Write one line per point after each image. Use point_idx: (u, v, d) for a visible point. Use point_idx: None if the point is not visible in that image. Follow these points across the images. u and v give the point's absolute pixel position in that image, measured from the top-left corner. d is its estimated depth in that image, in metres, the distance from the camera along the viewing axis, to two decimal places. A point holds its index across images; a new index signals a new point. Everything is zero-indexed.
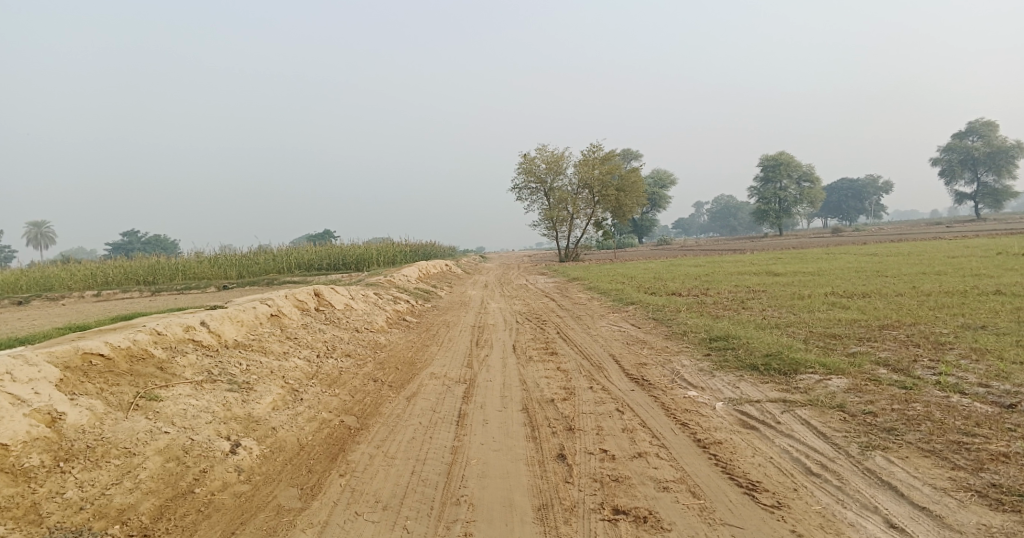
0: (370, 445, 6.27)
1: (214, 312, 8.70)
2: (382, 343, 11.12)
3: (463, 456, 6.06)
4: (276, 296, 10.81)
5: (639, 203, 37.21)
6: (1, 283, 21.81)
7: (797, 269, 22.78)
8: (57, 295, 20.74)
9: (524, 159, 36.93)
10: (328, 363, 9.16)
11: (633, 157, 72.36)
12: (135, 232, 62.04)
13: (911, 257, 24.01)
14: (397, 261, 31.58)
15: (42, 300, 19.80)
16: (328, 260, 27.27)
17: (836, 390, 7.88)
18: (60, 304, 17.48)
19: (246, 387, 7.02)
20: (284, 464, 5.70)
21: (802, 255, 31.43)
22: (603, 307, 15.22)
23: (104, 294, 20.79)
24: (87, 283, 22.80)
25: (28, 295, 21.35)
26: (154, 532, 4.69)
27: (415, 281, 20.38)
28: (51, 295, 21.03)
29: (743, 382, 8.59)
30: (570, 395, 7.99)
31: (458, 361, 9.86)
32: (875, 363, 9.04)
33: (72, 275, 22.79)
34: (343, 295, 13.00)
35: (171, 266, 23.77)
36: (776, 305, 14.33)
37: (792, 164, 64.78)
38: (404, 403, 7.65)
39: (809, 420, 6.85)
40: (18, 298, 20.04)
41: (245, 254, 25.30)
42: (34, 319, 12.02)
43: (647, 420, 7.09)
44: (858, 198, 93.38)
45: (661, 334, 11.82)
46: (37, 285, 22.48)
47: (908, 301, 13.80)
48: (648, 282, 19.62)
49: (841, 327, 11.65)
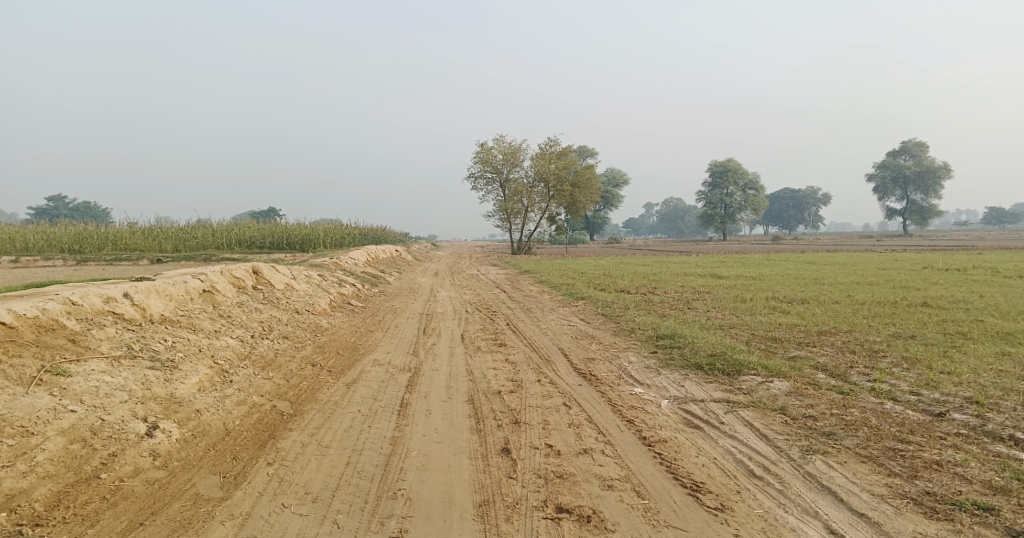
0: (303, 432, 5.92)
1: (140, 284, 8.14)
2: (323, 326, 10.70)
3: (403, 447, 5.78)
4: (211, 271, 10.25)
5: (592, 200, 37.22)
6: None
7: (741, 273, 23.18)
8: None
9: (481, 148, 36.51)
10: (263, 344, 8.72)
11: (588, 154, 72.92)
12: (63, 197, 58.91)
13: (846, 267, 24.77)
14: (344, 243, 30.85)
15: None
16: (272, 239, 26.35)
17: (777, 393, 7.93)
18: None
19: (170, 366, 6.55)
20: (206, 450, 5.30)
21: (744, 260, 32.09)
22: (552, 301, 15.10)
23: (25, 261, 19.51)
24: (7, 247, 21.37)
25: None
26: (48, 522, 4.25)
27: (363, 265, 19.86)
28: None
29: (688, 380, 8.57)
30: (516, 388, 7.79)
31: (402, 348, 9.56)
32: (815, 367, 9.18)
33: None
34: (284, 274, 12.48)
35: (101, 236, 22.50)
36: (720, 306, 14.51)
37: (740, 171, 66.07)
38: (343, 389, 7.31)
39: (751, 421, 6.85)
40: None
41: (183, 228, 24.19)
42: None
43: (593, 416, 6.95)
44: (799, 209, 96.40)
45: (609, 330, 11.76)
46: None
47: (845, 308, 14.17)
48: (597, 278, 19.62)
49: (782, 330, 11.84)
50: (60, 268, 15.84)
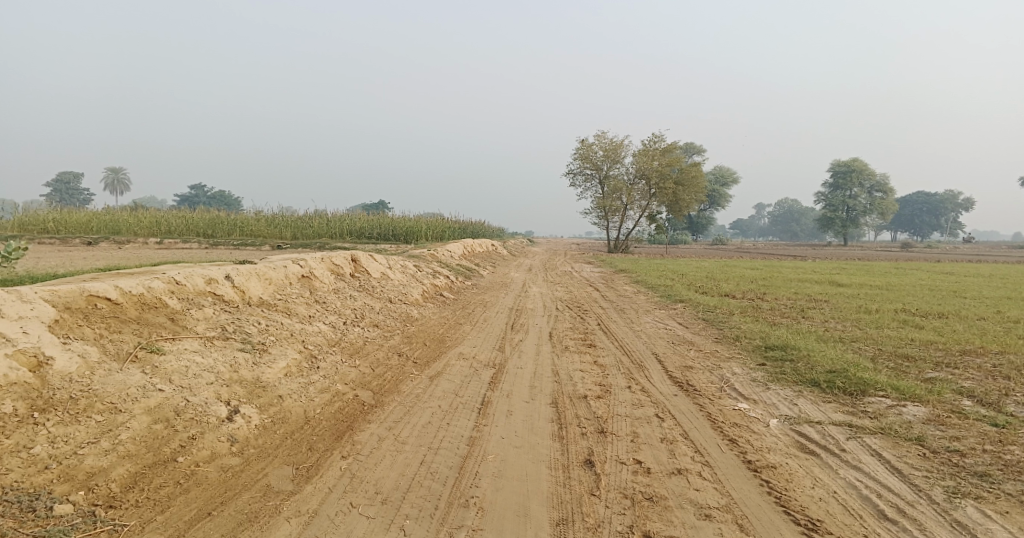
0: (381, 426, 5.71)
1: (241, 267, 8.28)
2: (414, 317, 10.61)
3: (481, 450, 5.45)
4: (311, 257, 10.38)
5: (698, 199, 35.63)
6: (73, 223, 22.36)
7: (864, 282, 21.25)
8: (121, 238, 21.08)
9: (581, 144, 35.99)
10: (354, 332, 8.68)
11: (695, 151, 70.32)
12: (201, 185, 63.95)
13: (991, 280, 22.14)
14: (446, 237, 31.25)
15: (106, 241, 20.16)
16: (379, 230, 27.03)
17: (912, 420, 6.96)
18: (116, 247, 17.64)
19: (260, 349, 6.56)
20: (283, 439, 5.19)
21: (869, 267, 29.53)
22: (649, 303, 14.36)
23: (164, 242, 21.03)
24: (151, 230, 23.14)
25: (95, 235, 21.80)
26: (121, 505, 4.24)
27: (460, 257, 19.84)
28: (116, 237, 21.39)
29: (802, 398, 7.72)
30: (605, 394, 7.27)
31: (490, 343, 9.26)
32: (957, 392, 8.03)
33: (138, 221, 23.09)
34: (381, 263, 12.52)
35: (229, 222, 23.92)
36: (840, 317, 13.25)
37: (865, 171, 61.31)
38: (427, 383, 7.09)
39: (880, 452, 6.04)
40: (84, 238, 20.42)
41: (300, 216, 25.25)
42: (78, 258, 11.92)
43: (689, 431, 6.32)
44: (932, 214, 88.61)
45: (711, 336, 10.96)
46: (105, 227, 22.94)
47: (991, 326, 12.53)
48: (700, 280, 18.56)
49: (914, 347, 10.55)
50: (189, 250, 16.86)
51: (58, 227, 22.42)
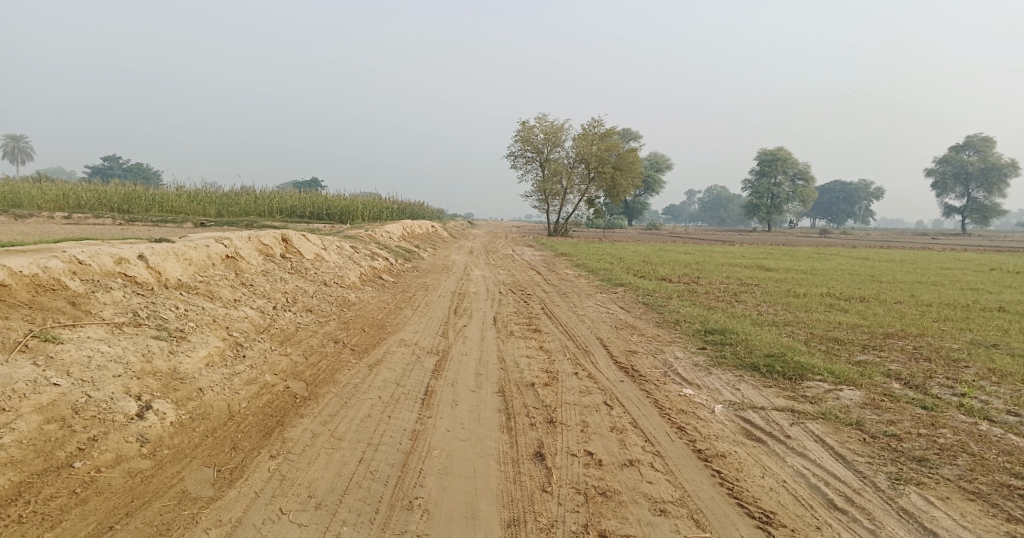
0: (315, 421, 5.27)
1: (157, 246, 7.58)
2: (351, 300, 10.10)
3: (424, 444, 5.11)
4: (236, 236, 9.68)
5: (634, 184, 35.97)
6: None
7: (791, 266, 21.93)
8: (25, 213, 19.39)
9: (522, 127, 35.66)
10: (284, 317, 8.12)
11: (631, 137, 71.17)
12: (118, 157, 60.31)
13: (904, 266, 23.23)
14: (382, 217, 30.42)
15: (9, 215, 18.50)
16: (313, 209, 26.02)
17: (850, 404, 7.02)
18: (19, 221, 16.18)
19: (177, 336, 5.96)
20: (204, 437, 4.70)
21: (794, 252, 30.58)
22: (590, 286, 14.26)
23: (74, 218, 19.49)
24: (59, 204, 21.42)
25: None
26: (1, 522, 3.72)
27: (398, 239, 19.25)
28: (19, 211, 19.66)
29: (744, 383, 7.70)
30: (552, 381, 7.03)
31: (431, 328, 8.88)
32: (887, 375, 8.21)
33: (44, 194, 21.33)
34: (314, 244, 11.88)
35: (148, 197, 22.43)
36: (772, 300, 13.50)
37: (790, 160, 63.60)
38: (364, 372, 6.66)
39: (823, 438, 6.03)
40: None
41: (228, 192, 23.96)
42: None
43: (638, 420, 6.16)
44: (849, 202, 93.00)
45: (651, 320, 10.91)
46: (6, 200, 21.06)
47: (910, 309, 13.03)
48: (638, 264, 18.66)
49: (843, 331, 10.80)
50: (104, 226, 15.65)
51: None
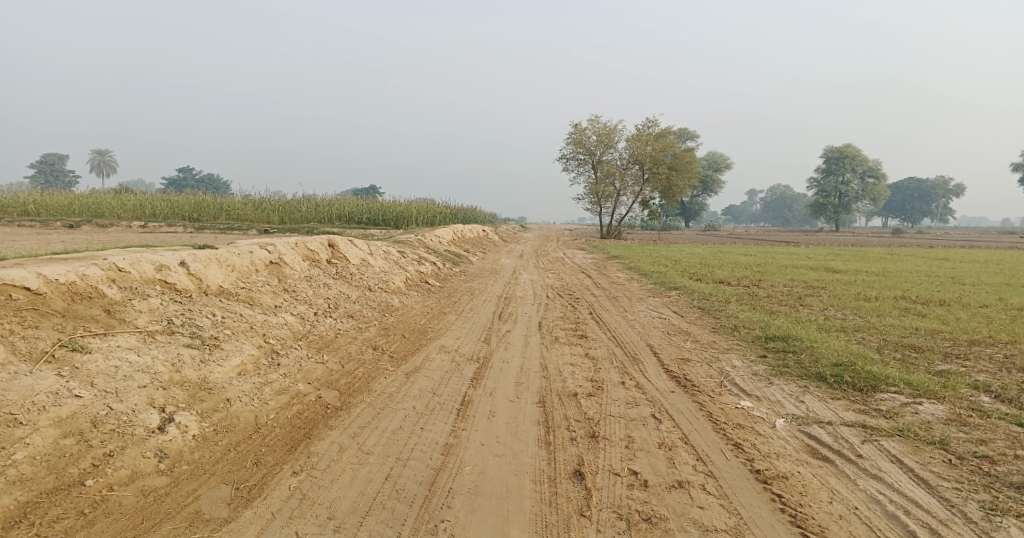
0: (344, 433, 5.07)
1: (200, 252, 7.54)
2: (395, 306, 9.93)
3: (456, 460, 4.85)
4: (281, 242, 9.63)
5: (692, 184, 34.95)
6: (53, 205, 21.28)
7: (859, 268, 20.74)
8: (102, 222, 20.18)
9: (575, 129, 35.18)
10: (325, 323, 7.98)
11: (689, 137, 69.60)
12: (189, 168, 63.02)
13: (987, 266, 21.66)
14: (438, 222, 30.51)
15: (87, 225, 19.27)
16: (369, 216, 26.23)
17: (931, 421, 6.35)
18: (92, 230, 16.80)
19: (211, 344, 5.86)
20: (225, 451, 4.61)
21: (863, 253, 29.08)
22: (644, 290, 13.71)
23: (146, 226, 20.17)
24: (134, 214, 22.24)
25: (76, 218, 20.82)
26: None
27: (449, 244, 19.11)
28: (97, 221, 20.50)
29: (809, 395, 7.10)
30: (597, 391, 6.62)
31: (475, 334, 8.59)
32: (972, 387, 7.45)
33: (120, 204, 22.15)
34: (361, 249, 11.79)
35: (215, 205, 23.04)
36: (839, 304, 12.67)
37: (858, 157, 60.85)
38: (401, 380, 6.42)
39: (900, 457, 5.45)
40: (63, 222, 19.50)
41: (289, 199, 24.41)
42: (41, 241, 11.10)
43: (690, 435, 5.70)
44: (924, 200, 88.41)
45: (707, 326, 10.34)
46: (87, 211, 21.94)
47: (996, 314, 11.99)
48: (695, 267, 17.96)
49: (920, 337, 9.97)
50: (171, 233, 16.11)
51: (38, 210, 21.41)
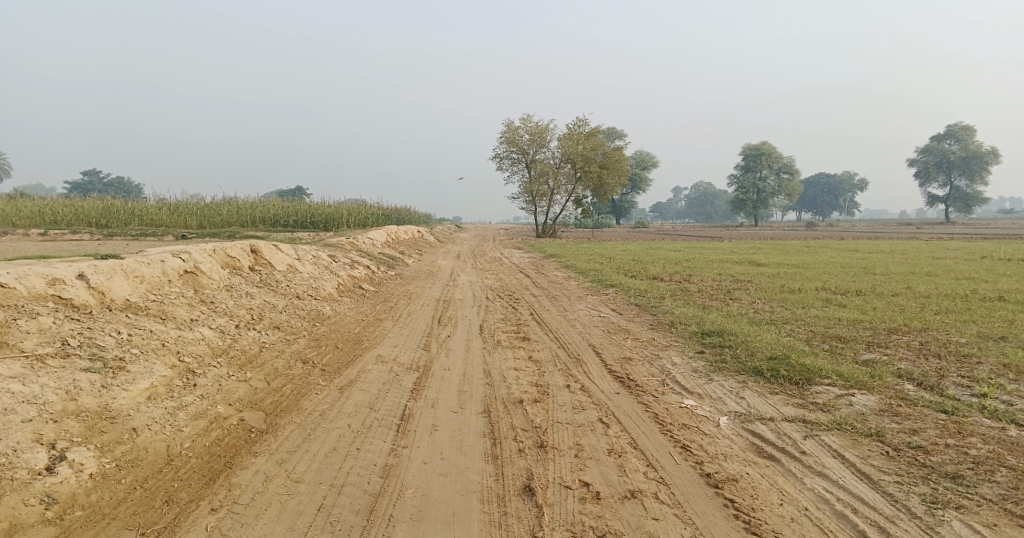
0: (270, 460, 4.66)
1: (102, 264, 6.88)
2: (325, 314, 9.41)
3: (396, 483, 4.53)
4: (197, 249, 8.96)
5: (621, 182, 35.40)
6: None
7: (782, 261, 21.40)
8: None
9: (506, 128, 35.04)
10: (248, 337, 7.42)
11: (616, 136, 70.78)
12: (98, 172, 59.36)
13: (895, 257, 22.81)
14: (368, 224, 29.72)
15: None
16: (296, 218, 25.25)
17: (866, 412, 6.42)
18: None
19: (114, 368, 5.32)
20: (130, 491, 4.22)
21: (783, 246, 30.16)
22: (580, 288, 13.62)
23: (50, 234, 18.66)
24: (36, 221, 20.53)
25: None
26: None
27: (382, 245, 18.54)
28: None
29: (747, 390, 7.09)
30: (542, 396, 6.38)
31: (412, 341, 8.20)
32: (897, 375, 7.63)
33: (19, 211, 20.39)
34: (288, 255, 11.18)
35: (128, 211, 21.60)
36: (767, 297, 12.93)
37: (774, 155, 63.40)
38: (334, 396, 5.99)
39: (843, 452, 5.45)
40: None
41: (209, 204, 23.18)
42: None
43: (638, 439, 5.53)
44: (834, 194, 93.10)
45: (645, 323, 10.31)
46: None
47: (910, 302, 12.48)
48: (628, 263, 18.08)
49: (845, 328, 10.24)
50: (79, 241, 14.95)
51: None
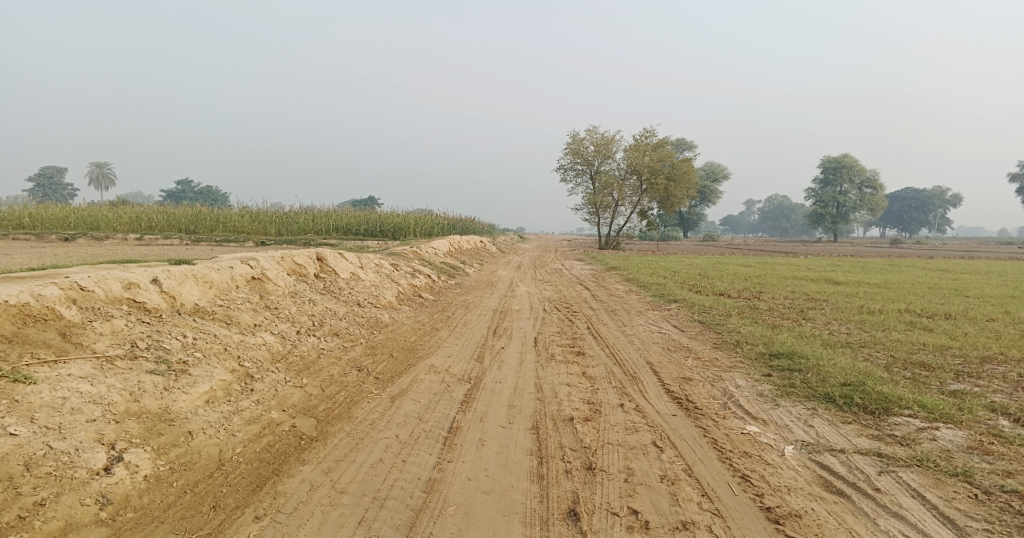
0: (317, 469, 4.71)
1: (175, 268, 7.15)
2: (384, 322, 9.51)
3: (440, 499, 4.49)
4: (265, 256, 9.22)
5: (689, 194, 34.62)
6: (47, 218, 20.81)
7: (862, 279, 20.31)
8: (98, 235, 19.74)
9: (572, 139, 34.90)
10: (307, 343, 7.56)
11: (687, 147, 69.51)
12: (187, 180, 62.89)
13: (990, 278, 21.26)
14: (436, 233, 30.11)
15: (82, 239, 18.85)
16: (367, 227, 25.85)
17: (951, 449, 5.94)
18: (85, 243, 16.39)
19: (177, 370, 5.50)
20: (180, 494, 4.37)
21: (863, 263, 28.69)
22: (642, 303, 13.29)
23: (141, 239, 19.74)
24: (131, 227, 21.78)
25: (71, 231, 20.37)
26: None
27: (445, 255, 18.70)
28: (92, 234, 20.01)
29: (817, 418, 6.68)
30: (594, 415, 6.20)
31: (467, 352, 8.16)
32: (989, 409, 7.03)
33: (116, 216, 21.71)
34: (352, 262, 11.38)
35: (212, 217, 22.63)
36: (843, 318, 12.25)
37: (856, 168, 60.65)
38: (386, 405, 6.00)
39: (923, 493, 5.04)
40: (57, 235, 19.03)
41: (286, 212, 24.03)
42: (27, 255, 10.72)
43: (694, 465, 5.28)
44: (922, 210, 88.23)
45: (708, 341, 9.93)
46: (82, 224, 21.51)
47: (1006, 329, 11.55)
48: (694, 278, 17.54)
49: (930, 355, 9.55)
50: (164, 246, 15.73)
51: (35, 223, 20.91)
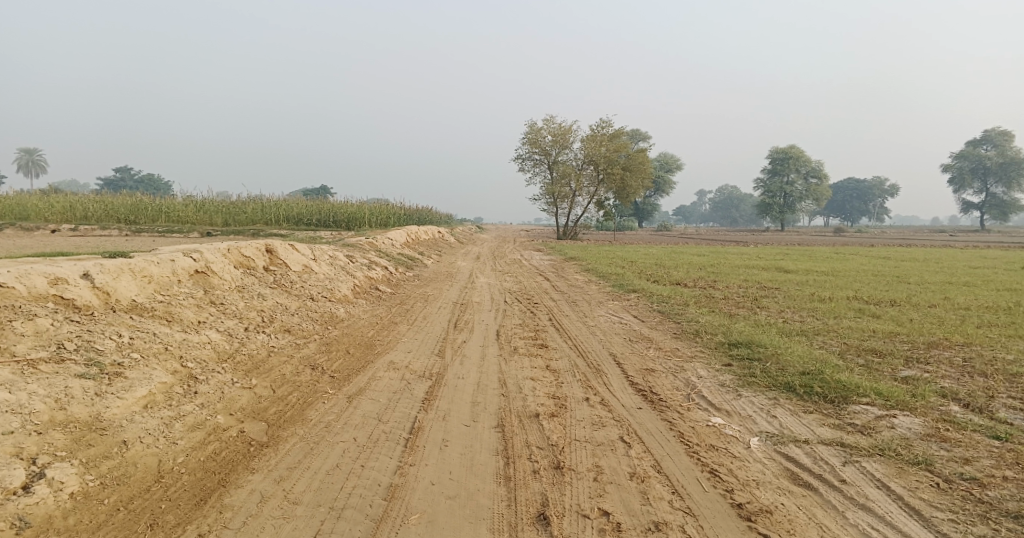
0: (267, 478, 4.40)
1: (110, 262, 6.66)
2: (338, 316, 9.14)
3: (401, 507, 4.24)
4: (210, 248, 8.73)
5: (644, 184, 34.84)
6: None
7: (811, 267, 20.72)
8: (30, 226, 18.60)
9: (529, 128, 34.65)
10: (256, 340, 7.16)
11: (641, 138, 70.12)
12: (128, 168, 60.35)
13: (930, 265, 21.99)
14: (391, 223, 29.53)
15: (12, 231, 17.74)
16: (319, 217, 25.18)
17: (910, 436, 5.97)
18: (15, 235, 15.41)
19: (111, 373, 5.08)
20: (114, 512, 4.01)
21: (811, 251, 29.37)
22: (601, 293, 13.19)
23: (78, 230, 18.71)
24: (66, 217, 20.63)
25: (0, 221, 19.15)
26: None
27: (400, 245, 18.27)
28: (23, 224, 18.86)
29: (780, 408, 6.65)
30: (559, 410, 6.01)
31: (426, 346, 7.88)
32: (942, 395, 7.14)
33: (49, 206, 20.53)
34: (304, 254, 10.93)
35: (155, 207, 21.62)
36: (796, 306, 12.39)
37: (803, 159, 62.16)
38: (341, 405, 5.69)
39: (888, 483, 5.03)
40: None
41: (234, 201, 23.15)
42: None
43: (662, 461, 5.16)
44: (864, 200, 91.23)
45: (668, 331, 9.87)
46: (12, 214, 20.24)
47: (950, 314, 11.86)
48: (650, 268, 17.57)
49: (881, 341, 9.70)
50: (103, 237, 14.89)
51: None
